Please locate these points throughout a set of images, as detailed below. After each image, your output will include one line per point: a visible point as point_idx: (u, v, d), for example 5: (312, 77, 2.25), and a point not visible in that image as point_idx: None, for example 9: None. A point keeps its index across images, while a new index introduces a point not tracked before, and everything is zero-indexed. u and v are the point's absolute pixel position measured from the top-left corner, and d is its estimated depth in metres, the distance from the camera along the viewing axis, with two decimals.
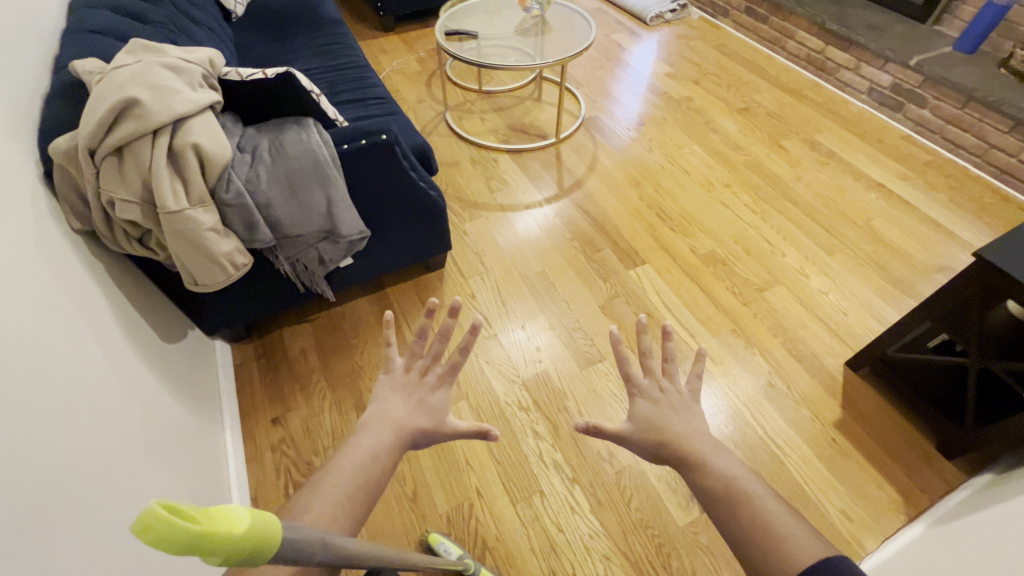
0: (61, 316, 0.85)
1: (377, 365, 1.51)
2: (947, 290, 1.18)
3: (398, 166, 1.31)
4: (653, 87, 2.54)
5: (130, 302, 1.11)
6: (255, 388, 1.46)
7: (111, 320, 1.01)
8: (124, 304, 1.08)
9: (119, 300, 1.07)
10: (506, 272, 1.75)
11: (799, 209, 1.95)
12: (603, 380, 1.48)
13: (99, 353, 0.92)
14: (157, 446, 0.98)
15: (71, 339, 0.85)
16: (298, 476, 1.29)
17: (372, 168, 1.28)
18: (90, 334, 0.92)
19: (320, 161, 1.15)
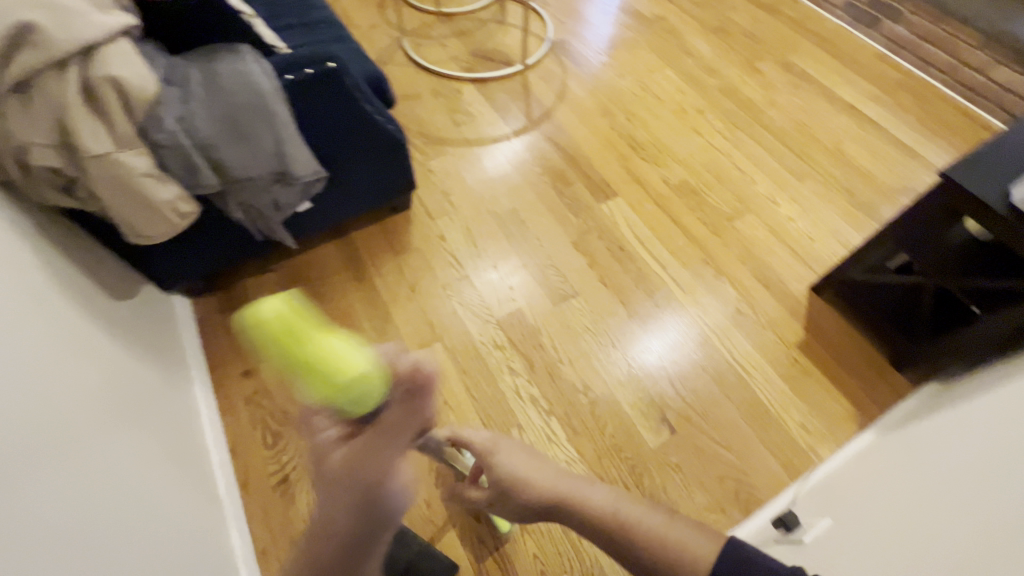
0: None
1: (347, 312, 1.47)
2: (908, 212, 1.20)
3: (350, 99, 1.21)
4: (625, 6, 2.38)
5: (69, 259, 1.04)
6: (222, 341, 1.41)
7: (49, 279, 0.93)
8: (61, 262, 1.00)
9: (54, 257, 0.99)
10: (476, 211, 1.69)
11: (771, 135, 1.91)
12: (577, 316, 1.49)
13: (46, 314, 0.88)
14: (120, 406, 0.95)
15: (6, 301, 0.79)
16: (276, 425, 1.29)
17: (322, 101, 1.17)
18: (28, 295, 0.85)
19: (263, 96, 1.05)
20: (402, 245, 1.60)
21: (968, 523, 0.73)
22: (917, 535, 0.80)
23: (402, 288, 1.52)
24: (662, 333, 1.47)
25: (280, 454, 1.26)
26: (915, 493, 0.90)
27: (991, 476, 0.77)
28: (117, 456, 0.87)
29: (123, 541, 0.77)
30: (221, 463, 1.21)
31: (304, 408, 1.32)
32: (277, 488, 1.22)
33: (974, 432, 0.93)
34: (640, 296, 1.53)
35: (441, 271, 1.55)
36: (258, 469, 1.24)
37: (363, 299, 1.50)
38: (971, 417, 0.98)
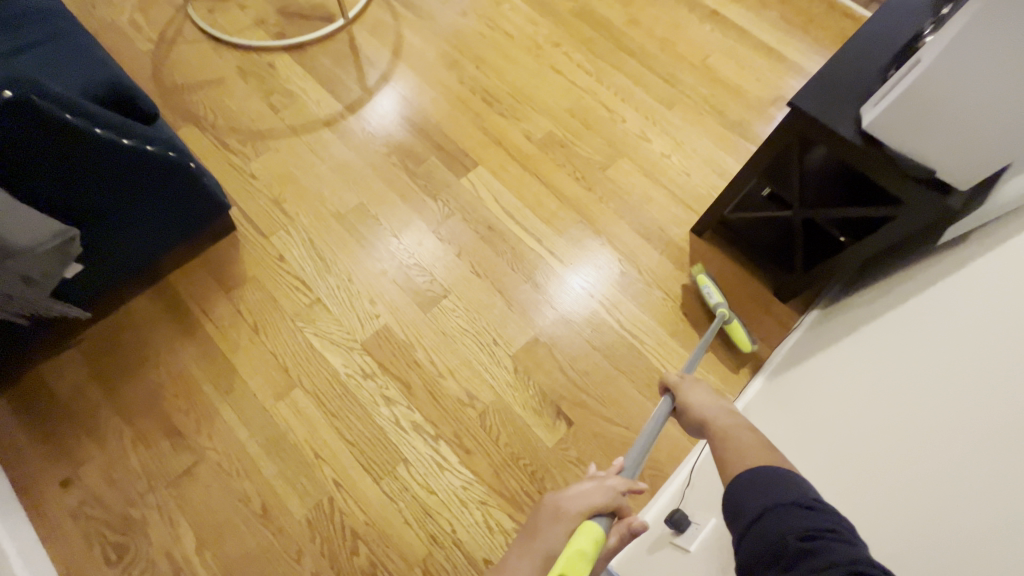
0: None
1: (181, 375, 1.23)
2: (767, 145, 1.08)
3: (61, 127, 0.88)
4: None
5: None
6: (25, 451, 1.15)
7: None
8: None
9: None
10: (316, 215, 1.43)
11: (635, 60, 1.73)
12: (452, 317, 1.33)
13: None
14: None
15: None
16: (115, 536, 1.09)
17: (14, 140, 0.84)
18: None
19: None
20: (233, 279, 1.34)
21: (878, 474, 0.67)
22: (819, 511, 0.73)
23: (243, 330, 1.28)
24: (560, 293, 1.37)
25: (128, 569, 1.07)
26: (814, 449, 0.83)
27: (888, 429, 0.70)
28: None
29: None
30: None
31: (148, 506, 1.12)
32: None
33: (871, 368, 0.86)
34: (517, 279, 1.38)
35: (287, 299, 1.32)
36: None
37: (198, 355, 1.26)
38: (855, 352, 0.97)
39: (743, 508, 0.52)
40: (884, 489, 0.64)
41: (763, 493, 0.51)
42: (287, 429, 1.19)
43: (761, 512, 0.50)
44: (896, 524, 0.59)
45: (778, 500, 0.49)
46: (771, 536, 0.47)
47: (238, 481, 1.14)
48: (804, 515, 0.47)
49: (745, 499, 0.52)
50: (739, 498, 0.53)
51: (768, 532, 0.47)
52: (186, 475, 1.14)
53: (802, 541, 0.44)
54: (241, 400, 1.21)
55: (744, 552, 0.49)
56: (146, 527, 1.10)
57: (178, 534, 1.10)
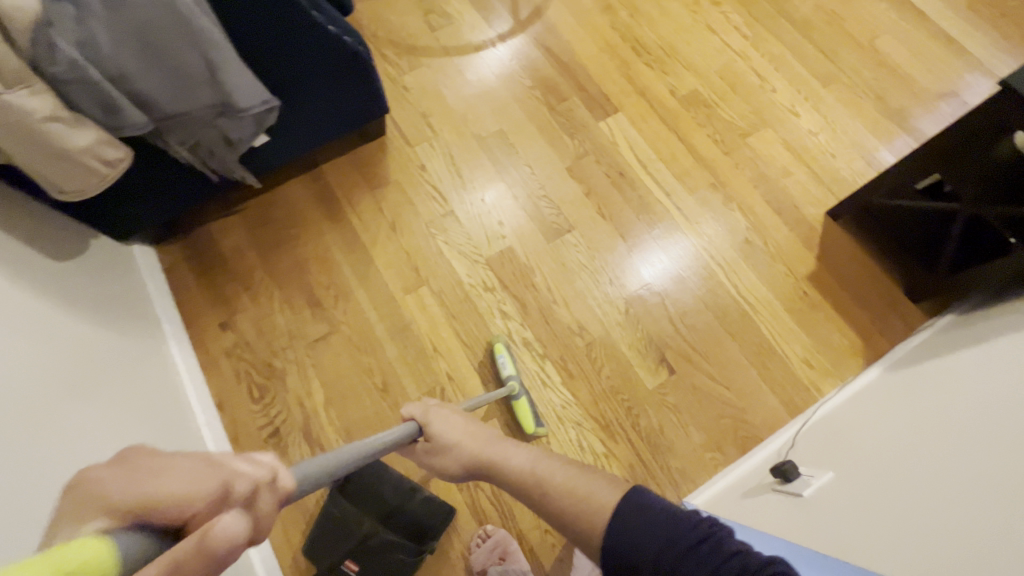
0: None
1: (324, 256, 1.36)
2: (958, 128, 1.04)
3: (292, 4, 0.98)
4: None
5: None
6: (194, 293, 1.32)
7: None
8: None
9: None
10: (459, 134, 1.50)
11: (796, 30, 1.65)
12: (573, 252, 1.37)
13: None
14: (79, 384, 0.89)
15: None
16: (260, 380, 1.25)
17: (255, 10, 0.95)
18: None
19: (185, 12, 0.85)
20: (379, 179, 1.44)
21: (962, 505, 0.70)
22: (925, 500, 0.76)
23: (383, 226, 1.39)
24: (669, 249, 1.39)
25: (268, 408, 1.23)
26: (929, 442, 0.85)
27: (986, 469, 0.72)
28: (85, 435, 0.83)
29: None
30: (208, 421, 1.18)
31: (289, 360, 1.26)
32: (270, 441, 1.20)
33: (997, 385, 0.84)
34: (640, 227, 1.41)
35: (423, 206, 1.41)
36: (248, 424, 1.21)
37: (340, 241, 1.37)
38: (985, 361, 0.93)
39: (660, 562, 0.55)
40: (1004, 505, 0.65)
41: (643, 541, 0.56)
42: (411, 321, 1.30)
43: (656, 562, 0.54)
44: (1014, 536, 0.60)
45: (657, 543, 0.55)
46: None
47: (364, 357, 1.27)
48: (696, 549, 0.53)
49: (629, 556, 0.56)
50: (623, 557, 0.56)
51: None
52: (322, 341, 1.28)
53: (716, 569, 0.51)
54: (374, 288, 1.33)
55: None
56: (285, 377, 1.25)
57: (310, 390, 1.24)
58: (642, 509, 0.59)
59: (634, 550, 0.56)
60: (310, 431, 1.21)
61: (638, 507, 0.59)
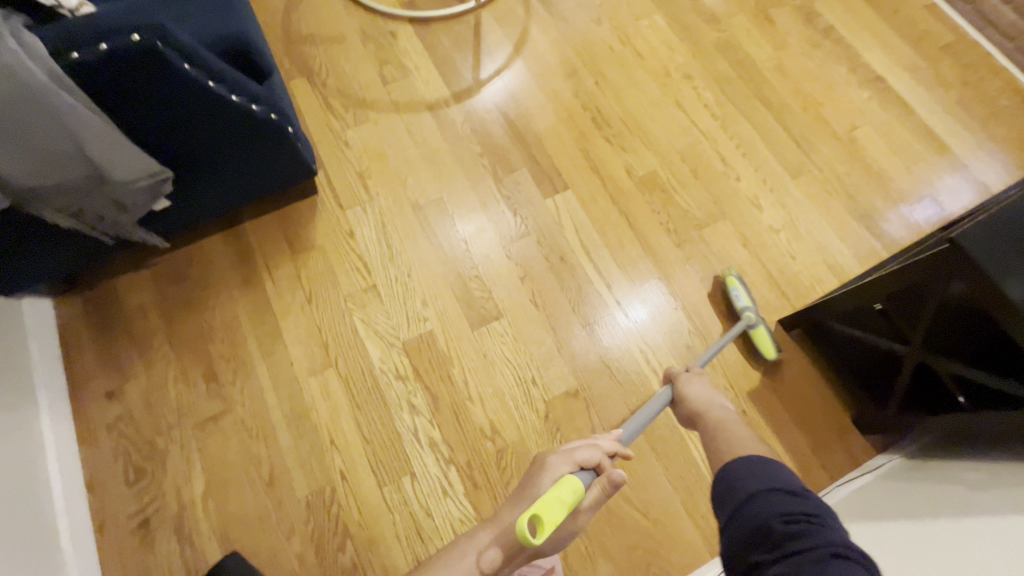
0: None
1: (231, 324, 1.27)
2: (897, 275, 0.93)
3: (177, 74, 0.88)
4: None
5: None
6: (86, 354, 1.23)
7: None
8: None
9: None
10: (396, 199, 1.41)
11: (770, 114, 1.55)
12: (498, 343, 1.27)
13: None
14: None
15: None
16: (139, 459, 1.15)
17: (133, 83, 0.85)
18: None
19: (39, 91, 0.78)
20: (302, 242, 1.35)
21: None
22: None
23: (298, 297, 1.29)
24: (611, 324, 1.30)
25: (141, 493, 1.13)
26: None
27: None
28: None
29: None
30: (70, 506, 1.08)
31: (173, 440, 1.17)
32: (136, 532, 1.10)
33: None
34: (574, 320, 1.30)
35: (345, 277, 1.31)
36: (117, 509, 1.12)
37: (251, 309, 1.28)
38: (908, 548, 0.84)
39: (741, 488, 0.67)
40: None
41: (751, 479, 0.67)
42: (312, 407, 1.20)
43: (751, 494, 0.65)
44: None
45: (764, 487, 0.65)
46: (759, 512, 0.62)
47: (254, 443, 1.17)
48: (785, 498, 0.62)
49: (738, 482, 0.68)
50: (731, 484, 0.68)
51: (753, 512, 0.62)
52: (212, 422, 1.18)
53: (782, 522, 0.59)
54: (278, 365, 1.23)
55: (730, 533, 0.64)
56: (166, 459, 1.15)
57: (191, 476, 1.14)
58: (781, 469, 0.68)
59: (742, 483, 0.67)
60: (182, 524, 1.11)
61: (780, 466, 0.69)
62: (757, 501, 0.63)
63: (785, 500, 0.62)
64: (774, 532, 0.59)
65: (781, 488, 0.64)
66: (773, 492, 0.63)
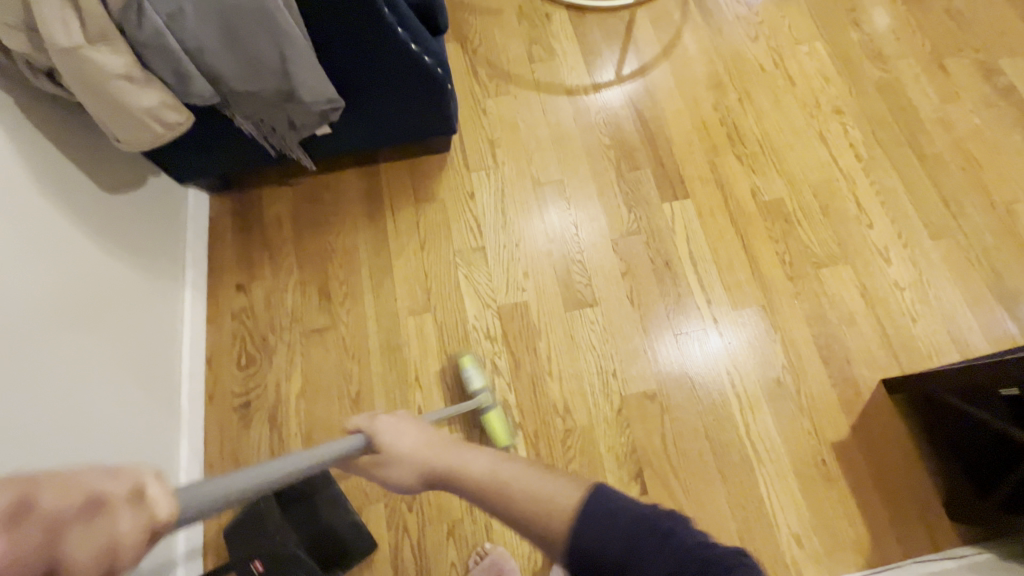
0: None
1: (350, 252, 1.38)
2: None
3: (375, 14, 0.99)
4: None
5: (26, 114, 0.92)
6: (226, 248, 1.39)
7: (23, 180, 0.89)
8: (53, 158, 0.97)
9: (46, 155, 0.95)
10: (519, 172, 1.46)
11: (921, 166, 1.46)
12: (587, 329, 1.30)
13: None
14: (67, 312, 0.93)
15: None
16: (251, 349, 1.29)
17: (340, 17, 0.98)
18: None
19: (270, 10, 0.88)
20: (426, 193, 1.44)
21: None
22: None
23: (413, 241, 1.38)
24: (703, 342, 1.28)
25: (248, 379, 1.26)
26: None
27: None
28: (44, 372, 0.85)
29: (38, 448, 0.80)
30: (190, 373, 1.23)
31: (282, 340, 1.29)
32: (237, 411, 1.24)
33: None
34: (666, 326, 1.30)
35: (458, 233, 1.39)
36: (226, 387, 1.26)
37: (369, 243, 1.39)
38: None
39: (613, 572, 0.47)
40: None
41: (605, 536, 0.48)
42: (404, 343, 1.29)
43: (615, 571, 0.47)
44: None
45: (622, 542, 0.48)
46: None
47: (349, 362, 1.27)
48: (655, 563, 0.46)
49: (594, 552, 0.48)
50: (585, 555, 0.49)
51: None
52: (316, 333, 1.30)
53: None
54: (383, 298, 1.33)
55: None
56: (273, 355, 1.28)
57: (290, 377, 1.26)
58: (611, 495, 0.52)
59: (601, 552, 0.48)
60: (275, 415, 1.23)
61: (602, 487, 0.53)
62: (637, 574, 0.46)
63: (658, 552, 0.47)
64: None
65: (643, 533, 0.48)
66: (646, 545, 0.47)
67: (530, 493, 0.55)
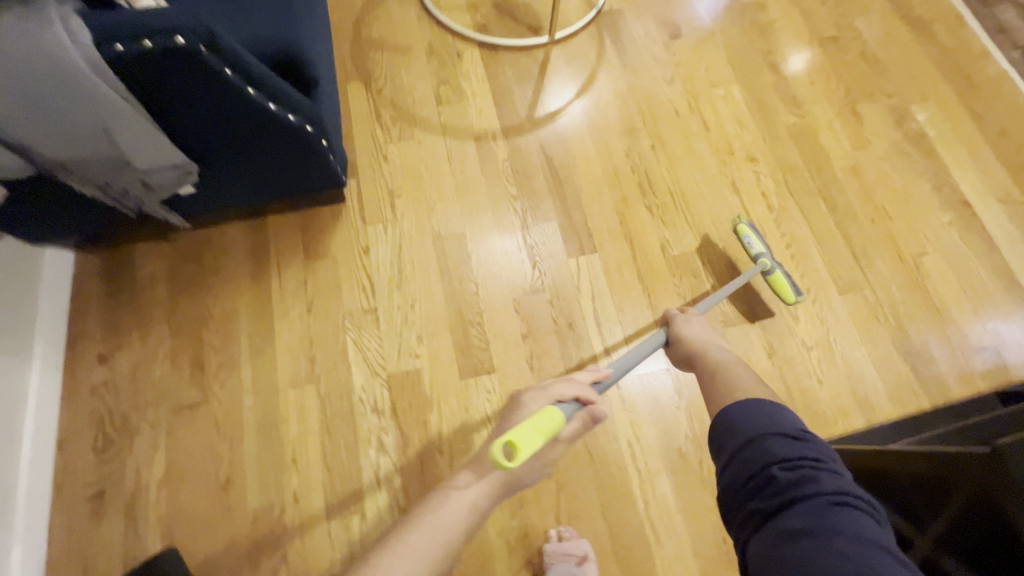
0: None
1: (229, 315, 1.27)
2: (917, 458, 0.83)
3: (188, 55, 0.81)
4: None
5: None
6: (89, 313, 1.26)
7: None
8: None
9: None
10: (418, 225, 1.38)
11: (831, 217, 1.43)
12: (482, 399, 1.22)
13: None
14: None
15: None
16: (109, 430, 1.17)
17: (147, 65, 0.80)
18: None
19: (57, 64, 0.75)
20: (316, 249, 1.34)
21: None
22: None
23: (299, 303, 1.28)
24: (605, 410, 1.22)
25: (103, 464, 1.14)
26: None
27: None
28: None
29: None
30: (34, 463, 1.10)
31: (146, 418, 1.18)
32: (89, 502, 1.12)
33: None
34: None
35: (349, 294, 1.30)
36: (78, 474, 1.13)
37: (251, 305, 1.28)
38: None
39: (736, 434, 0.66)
40: None
41: (752, 417, 0.66)
42: (283, 419, 1.18)
43: (751, 438, 0.64)
44: None
45: (761, 424, 0.65)
46: (758, 453, 0.62)
47: (220, 441, 1.16)
48: (788, 442, 0.61)
49: (734, 420, 0.67)
50: (728, 420, 0.68)
51: (757, 453, 0.62)
52: (185, 410, 1.18)
53: (783, 471, 0.59)
54: (263, 368, 1.22)
55: (726, 478, 0.64)
56: (135, 436, 1.16)
57: (152, 460, 1.15)
58: (772, 409, 0.67)
59: (737, 418, 0.67)
60: (132, 505, 1.11)
61: (776, 405, 0.68)
62: (763, 447, 0.62)
63: (778, 441, 0.62)
64: (775, 482, 0.58)
65: (776, 429, 0.63)
66: (770, 437, 0.62)
67: (744, 384, 0.88)
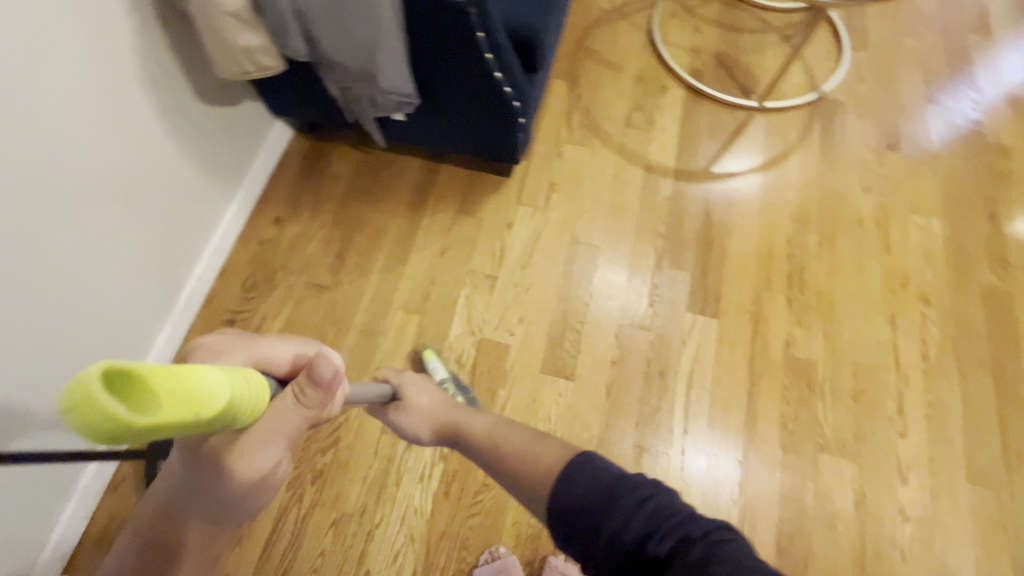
0: (61, 51, 0.88)
1: (380, 230, 1.44)
2: None
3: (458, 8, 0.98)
4: (980, 108, 1.62)
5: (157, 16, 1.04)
6: (284, 184, 1.51)
7: (131, 68, 1.02)
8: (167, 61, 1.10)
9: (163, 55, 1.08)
10: (562, 222, 1.45)
11: (993, 397, 1.25)
12: (551, 399, 1.25)
13: (88, 54, 0.93)
14: (109, 179, 1.02)
15: (67, 80, 0.90)
16: (259, 277, 1.39)
17: (430, 9, 0.99)
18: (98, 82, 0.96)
19: None
20: (469, 207, 1.47)
21: None
22: None
23: (436, 244, 1.42)
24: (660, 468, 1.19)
25: (244, 301, 1.36)
26: None
27: None
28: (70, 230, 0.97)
29: (32, 291, 0.91)
30: (202, 276, 1.35)
31: (287, 281, 1.38)
32: (222, 324, 1.34)
33: None
34: (630, 433, 1.22)
35: (479, 255, 1.41)
36: (224, 300, 1.36)
37: (399, 229, 1.44)
38: None
39: (589, 522, 0.53)
40: None
41: (587, 486, 0.55)
42: (383, 332, 1.32)
43: (599, 517, 0.52)
44: None
45: (596, 492, 0.54)
46: (620, 533, 0.50)
47: (329, 326, 1.33)
48: (633, 508, 0.51)
49: (572, 498, 0.55)
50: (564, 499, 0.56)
51: (617, 535, 0.50)
52: (316, 289, 1.37)
53: (655, 539, 0.48)
54: (386, 283, 1.38)
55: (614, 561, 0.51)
56: (274, 291, 1.37)
57: (277, 316, 1.34)
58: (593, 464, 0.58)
59: (579, 499, 0.55)
60: None
61: (590, 457, 0.59)
62: (615, 533, 0.50)
63: (627, 510, 0.51)
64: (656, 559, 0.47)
65: (618, 488, 0.53)
66: (615, 507, 0.52)
67: (520, 441, 0.75)
